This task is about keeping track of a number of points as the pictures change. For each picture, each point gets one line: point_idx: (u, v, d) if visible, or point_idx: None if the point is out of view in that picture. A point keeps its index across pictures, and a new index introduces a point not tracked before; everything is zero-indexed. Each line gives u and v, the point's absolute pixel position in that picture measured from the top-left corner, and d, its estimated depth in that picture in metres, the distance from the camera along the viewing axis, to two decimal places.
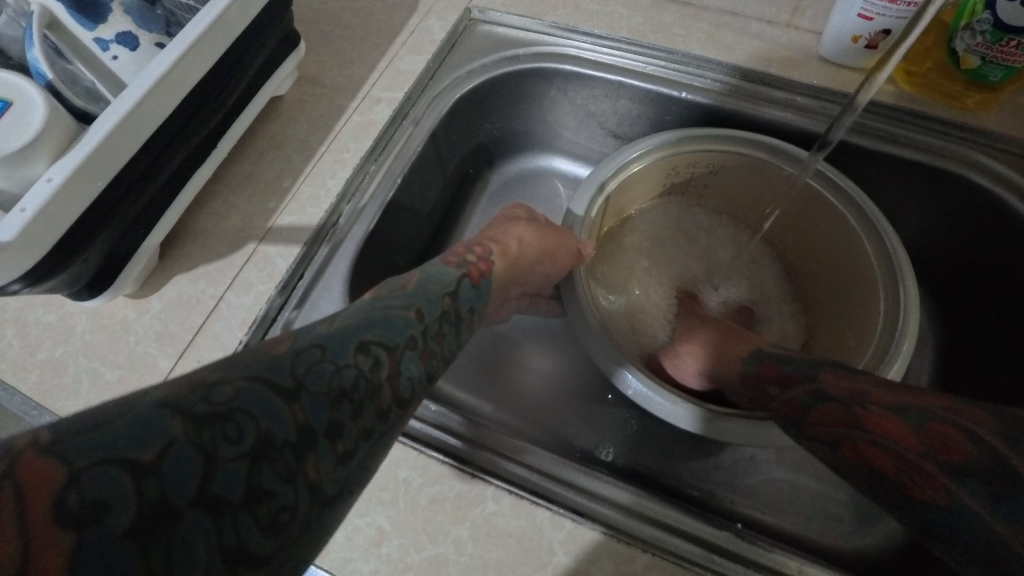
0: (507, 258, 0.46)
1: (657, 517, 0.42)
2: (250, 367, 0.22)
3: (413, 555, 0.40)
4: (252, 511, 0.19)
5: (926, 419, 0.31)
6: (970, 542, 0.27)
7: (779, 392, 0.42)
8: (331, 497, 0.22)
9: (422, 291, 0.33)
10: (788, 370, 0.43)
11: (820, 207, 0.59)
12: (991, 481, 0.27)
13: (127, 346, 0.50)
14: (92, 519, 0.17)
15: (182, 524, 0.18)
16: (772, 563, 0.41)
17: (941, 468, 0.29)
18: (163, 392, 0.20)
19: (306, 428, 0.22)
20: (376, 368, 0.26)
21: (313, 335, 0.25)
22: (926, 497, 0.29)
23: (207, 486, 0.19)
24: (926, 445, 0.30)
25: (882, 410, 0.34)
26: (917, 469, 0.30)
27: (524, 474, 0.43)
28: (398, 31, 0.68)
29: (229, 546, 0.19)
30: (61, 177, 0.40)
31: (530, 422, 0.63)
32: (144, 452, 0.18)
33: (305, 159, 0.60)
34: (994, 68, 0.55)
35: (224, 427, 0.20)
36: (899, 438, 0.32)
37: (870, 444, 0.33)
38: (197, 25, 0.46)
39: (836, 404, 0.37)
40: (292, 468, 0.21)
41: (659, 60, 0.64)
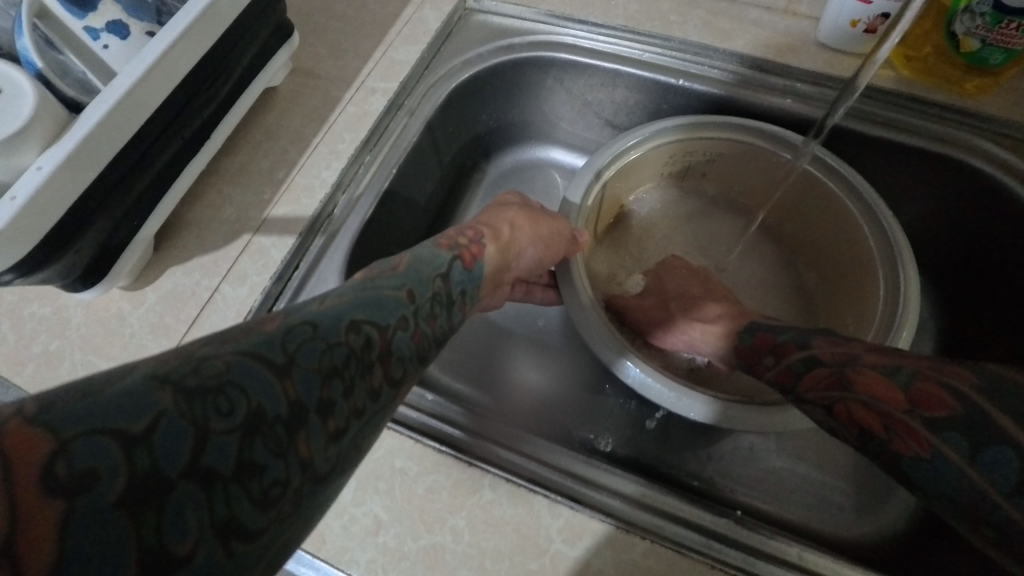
0: (499, 242, 0.45)
1: (661, 507, 0.41)
2: (240, 343, 0.22)
3: (409, 543, 0.40)
4: (244, 484, 0.19)
5: (913, 378, 0.32)
6: (958, 493, 0.28)
7: (774, 361, 0.44)
8: (323, 475, 0.22)
9: (413, 272, 0.33)
10: (783, 340, 0.45)
11: (818, 193, 0.59)
12: (968, 432, 0.28)
13: (123, 338, 0.50)
14: (82, 487, 0.16)
15: (172, 495, 0.17)
16: (771, 550, 0.40)
17: (925, 424, 0.30)
18: (155, 363, 0.19)
19: (298, 404, 0.21)
20: (367, 348, 0.25)
21: (304, 314, 0.25)
22: (910, 452, 0.31)
23: (199, 458, 0.18)
24: (911, 401, 0.31)
25: (874, 371, 0.35)
26: (900, 425, 0.32)
27: (522, 463, 0.42)
28: (393, 21, 0.68)
29: (220, 519, 0.18)
30: (51, 166, 0.40)
31: (528, 413, 0.63)
32: (134, 422, 0.18)
33: (299, 150, 0.60)
34: (994, 51, 0.54)
35: (215, 400, 0.19)
36: (886, 397, 0.33)
37: (859, 403, 0.35)
38: (187, 14, 0.46)
39: (826, 369, 0.39)
40: (283, 443, 0.21)
41: (656, 48, 0.64)
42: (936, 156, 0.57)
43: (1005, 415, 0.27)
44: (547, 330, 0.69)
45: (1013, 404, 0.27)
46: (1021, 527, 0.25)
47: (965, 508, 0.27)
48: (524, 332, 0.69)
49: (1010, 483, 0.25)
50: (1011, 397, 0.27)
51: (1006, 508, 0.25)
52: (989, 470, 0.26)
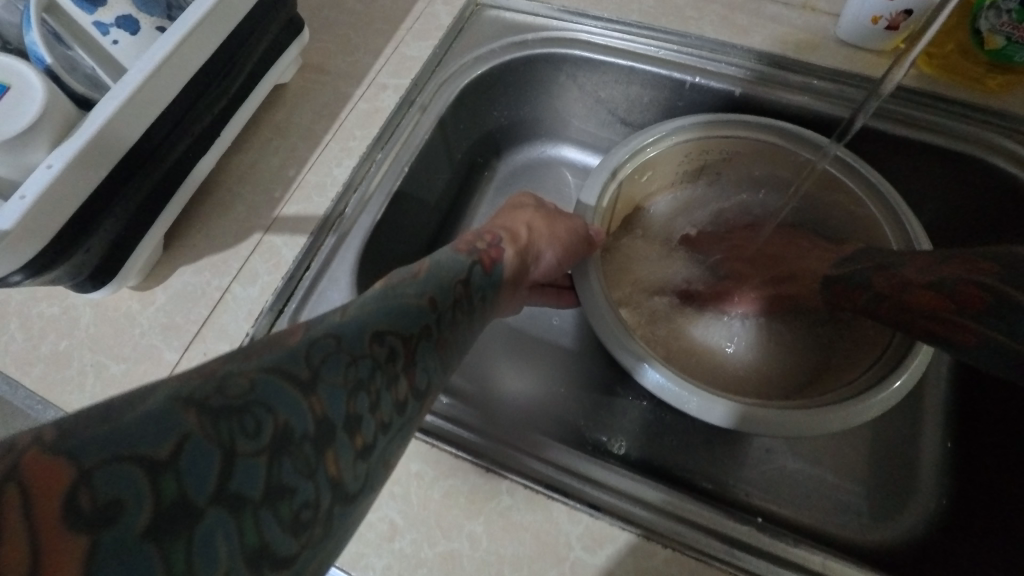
0: (517, 244, 0.44)
1: (682, 514, 0.40)
2: (263, 358, 0.21)
3: (426, 550, 0.39)
4: (274, 508, 0.18)
5: (947, 282, 0.42)
6: (1008, 359, 0.38)
7: (851, 302, 0.50)
8: (352, 493, 0.21)
9: (434, 277, 0.32)
10: (853, 281, 0.50)
11: (837, 194, 0.58)
12: (1007, 314, 0.38)
13: (132, 338, 0.49)
14: (107, 519, 0.15)
15: (202, 523, 0.17)
16: (795, 558, 0.40)
17: (969, 318, 0.40)
18: (177, 384, 0.19)
19: (325, 421, 0.21)
20: (391, 359, 0.25)
21: (327, 325, 0.24)
22: (966, 342, 0.40)
23: (226, 482, 0.17)
24: (957, 303, 0.41)
25: (922, 288, 0.43)
26: (955, 324, 0.41)
27: (539, 468, 0.42)
28: (404, 17, 0.67)
29: (252, 545, 0.18)
30: (61, 163, 0.39)
31: (541, 415, 0.62)
32: (159, 447, 0.17)
33: (310, 147, 0.59)
34: (1019, 48, 0.53)
35: (240, 419, 0.19)
36: (937, 304, 0.42)
37: (914, 320, 0.44)
38: (198, 8, 0.45)
39: (886, 299, 0.46)
40: (312, 463, 0.20)
41: (672, 44, 0.62)
42: (959, 156, 0.56)
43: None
44: (559, 331, 0.68)
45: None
46: None
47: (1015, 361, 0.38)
48: (536, 333, 0.68)
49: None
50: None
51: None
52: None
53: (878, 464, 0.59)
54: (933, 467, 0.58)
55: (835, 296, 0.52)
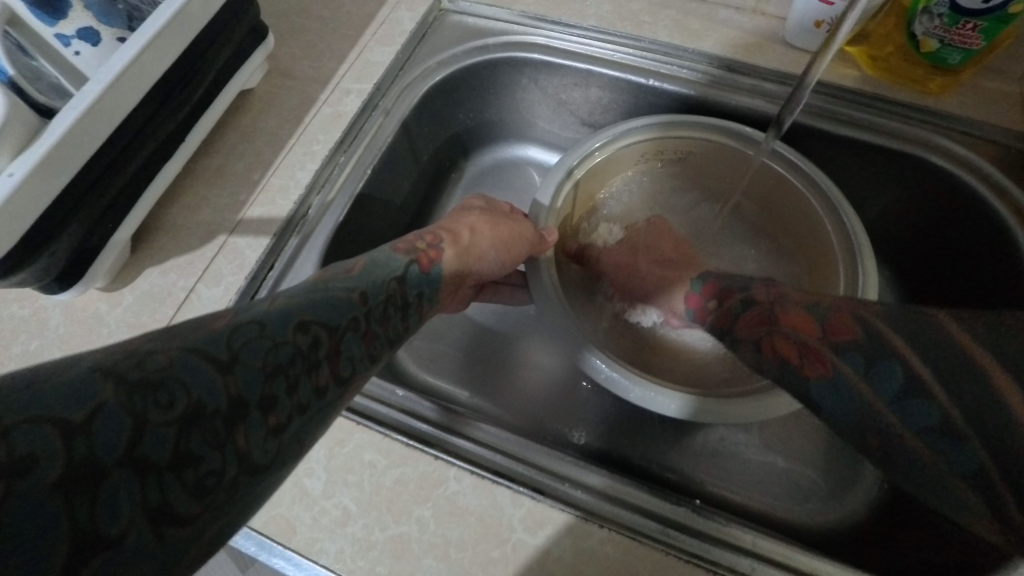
0: (458, 246, 0.47)
1: (622, 497, 0.43)
2: (186, 340, 0.23)
3: (377, 533, 0.42)
4: (179, 474, 0.21)
5: (830, 311, 0.44)
6: (841, 401, 0.39)
7: (719, 305, 0.54)
8: (262, 467, 0.24)
9: (367, 274, 0.34)
10: (727, 286, 0.55)
11: (783, 189, 0.60)
12: (863, 352, 0.39)
13: (100, 337, 0.51)
14: (20, 471, 0.18)
15: (108, 480, 0.19)
16: (728, 537, 0.42)
17: (831, 345, 0.42)
18: (100, 357, 0.21)
19: (238, 399, 0.23)
20: (314, 347, 0.27)
21: (254, 312, 0.26)
22: (815, 373, 0.42)
23: (135, 447, 0.20)
24: (824, 331, 0.43)
25: (796, 308, 0.47)
26: (810, 351, 0.43)
27: (487, 455, 0.44)
28: (369, 23, 0.69)
29: (154, 504, 0.20)
30: (23, 171, 0.40)
31: (505, 407, 0.65)
32: (74, 413, 0.19)
33: (275, 151, 0.60)
34: (953, 51, 0.56)
35: (156, 393, 0.21)
36: (804, 328, 0.44)
37: (781, 334, 0.46)
38: (157, 20, 0.47)
39: (760, 310, 0.49)
40: (221, 437, 0.22)
41: (627, 48, 0.65)
42: (901, 155, 0.59)
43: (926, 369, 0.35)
44: (523, 323, 0.71)
45: (932, 359, 0.35)
46: (895, 429, 0.36)
47: (863, 424, 0.38)
48: (498, 328, 0.70)
49: (928, 430, 0.34)
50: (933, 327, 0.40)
51: (900, 426, 0.36)
52: (881, 385, 0.37)
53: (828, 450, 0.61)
54: None
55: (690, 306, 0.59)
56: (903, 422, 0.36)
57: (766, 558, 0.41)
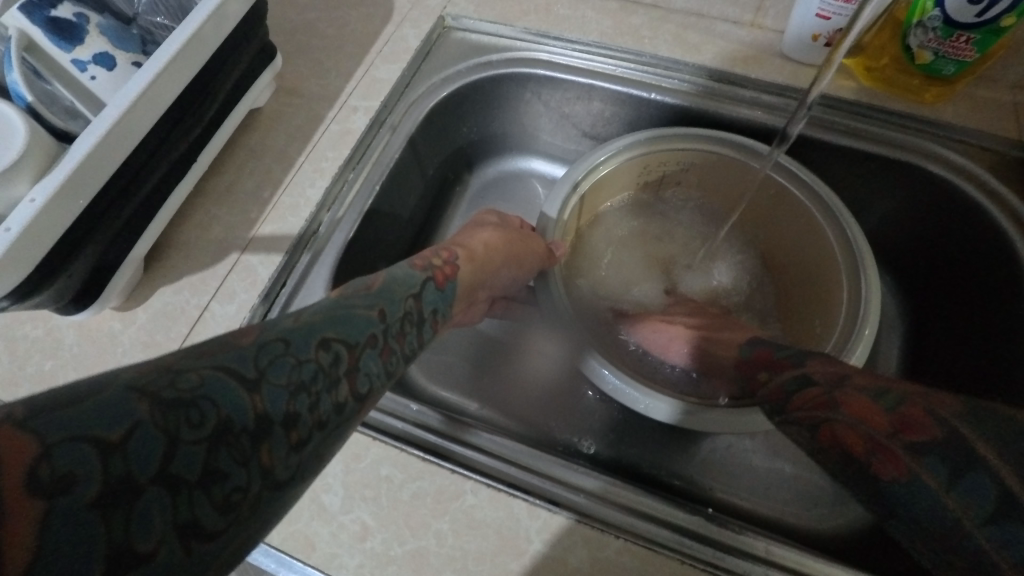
0: (474, 262, 0.48)
1: (620, 501, 0.44)
2: (215, 358, 0.24)
3: (396, 548, 0.42)
4: (208, 490, 0.21)
5: (901, 403, 0.34)
6: (921, 514, 0.29)
7: (771, 377, 0.46)
8: (283, 482, 0.24)
9: (387, 291, 0.35)
10: (784, 359, 0.46)
11: (783, 200, 0.62)
12: (948, 458, 0.29)
13: (114, 356, 0.51)
14: (61, 490, 0.18)
15: (141, 499, 0.20)
16: (742, 545, 0.42)
17: (906, 449, 0.31)
18: (134, 376, 0.22)
19: (264, 416, 0.24)
20: (335, 364, 0.28)
21: (279, 330, 0.27)
22: (888, 474, 0.31)
23: (168, 465, 0.20)
24: (894, 425, 0.33)
25: (860, 394, 0.37)
26: (881, 448, 0.33)
27: (501, 468, 0.45)
28: (374, 40, 0.70)
29: (184, 521, 0.20)
30: (44, 198, 0.41)
31: (513, 417, 0.65)
32: (112, 431, 0.20)
33: (284, 169, 0.61)
34: (947, 62, 0.57)
35: (187, 412, 0.22)
36: (869, 416, 0.34)
37: (846, 424, 0.35)
38: (171, 45, 0.48)
39: (818, 390, 0.40)
40: (246, 453, 0.23)
41: (628, 63, 0.66)
42: (898, 163, 0.60)
43: (988, 444, 0.28)
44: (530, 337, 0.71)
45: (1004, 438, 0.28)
46: (987, 556, 0.25)
47: (940, 537, 0.28)
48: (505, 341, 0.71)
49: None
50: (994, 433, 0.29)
51: (977, 537, 0.26)
52: (967, 495, 0.27)
53: None
54: None
55: (756, 365, 0.49)
56: (1004, 553, 0.25)
57: (780, 564, 0.42)
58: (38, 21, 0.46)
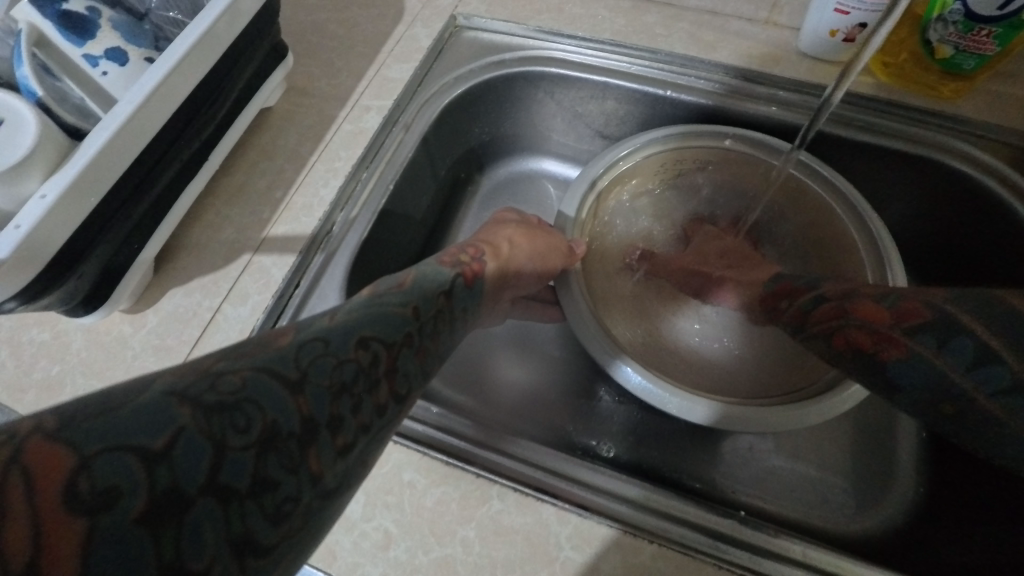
0: (499, 258, 0.47)
1: (660, 507, 0.42)
2: (255, 358, 0.23)
3: (421, 557, 0.41)
4: (258, 500, 0.20)
5: (897, 301, 0.41)
6: (917, 381, 0.39)
7: (789, 304, 0.52)
8: (332, 490, 0.23)
9: (418, 288, 0.34)
10: (799, 286, 0.52)
11: (804, 196, 0.61)
12: (937, 334, 0.38)
13: (124, 360, 0.50)
14: (105, 505, 0.17)
15: (191, 512, 0.18)
16: (777, 548, 0.41)
17: (904, 332, 0.40)
18: (172, 379, 0.20)
19: (310, 420, 0.22)
20: (374, 364, 0.27)
21: (316, 329, 0.26)
22: (890, 357, 0.40)
23: (216, 474, 0.19)
24: (895, 317, 0.41)
25: (869, 300, 0.43)
26: (882, 337, 0.41)
27: (527, 472, 0.43)
28: (385, 40, 0.69)
29: (236, 535, 0.19)
30: (55, 194, 0.40)
31: (529, 420, 0.64)
32: (154, 439, 0.18)
33: (296, 169, 0.60)
34: (967, 57, 0.57)
35: (232, 416, 0.20)
36: (874, 318, 0.42)
37: (852, 326, 0.43)
38: (185, 40, 0.47)
39: (829, 304, 0.46)
40: (296, 459, 0.21)
41: (643, 60, 0.65)
42: (918, 159, 0.59)
43: (969, 316, 0.36)
44: (549, 339, 0.70)
45: (977, 309, 0.36)
46: (971, 395, 0.35)
47: (932, 391, 0.38)
48: (522, 342, 0.70)
49: (999, 392, 0.34)
50: (975, 304, 0.36)
51: (963, 384, 0.36)
52: (955, 356, 0.36)
53: (860, 458, 0.60)
54: (913, 459, 0.60)
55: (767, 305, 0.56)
56: (980, 390, 0.35)
57: (818, 568, 0.40)
58: (51, 15, 0.46)
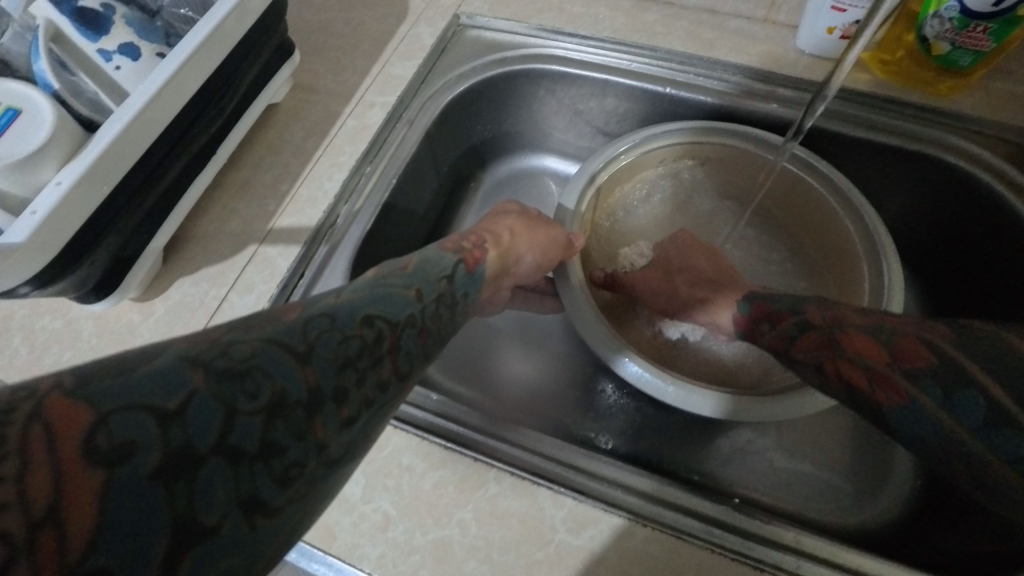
0: (499, 248, 0.48)
1: (674, 500, 0.42)
2: (263, 331, 0.24)
3: (419, 538, 0.41)
4: (267, 463, 0.21)
5: (894, 337, 0.37)
6: (926, 433, 0.33)
7: (771, 327, 0.48)
8: (336, 459, 0.24)
9: (420, 272, 0.35)
10: (777, 308, 0.49)
11: (801, 191, 0.62)
12: (941, 380, 0.32)
13: (133, 347, 0.51)
14: (120, 459, 0.18)
15: (203, 470, 0.19)
16: (770, 534, 0.41)
17: (905, 374, 0.35)
18: (185, 346, 0.21)
19: (316, 389, 0.23)
20: (378, 341, 0.28)
21: (322, 305, 0.27)
22: (889, 401, 0.35)
23: (227, 436, 0.20)
24: (892, 356, 0.36)
25: (861, 332, 0.39)
26: (879, 376, 0.36)
27: (525, 457, 0.44)
28: (390, 38, 0.70)
29: (245, 494, 0.20)
30: (69, 181, 0.41)
31: (527, 410, 0.64)
32: (169, 400, 0.19)
33: (302, 163, 0.62)
34: (963, 54, 0.57)
35: (243, 382, 0.21)
36: (869, 353, 0.38)
37: (846, 360, 0.39)
38: (196, 35, 0.48)
39: (816, 333, 0.43)
40: (302, 427, 0.22)
41: (642, 58, 0.66)
42: (915, 155, 0.60)
43: (978, 365, 0.31)
44: (548, 332, 0.71)
45: (988, 358, 0.31)
46: (984, 459, 0.29)
47: (943, 449, 0.32)
48: (520, 334, 0.71)
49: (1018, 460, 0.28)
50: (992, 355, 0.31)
51: (976, 446, 0.30)
52: (960, 412, 0.31)
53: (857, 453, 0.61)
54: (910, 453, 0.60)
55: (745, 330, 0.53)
56: (995, 454, 0.29)
57: (811, 556, 0.41)
58: (66, 12, 0.48)
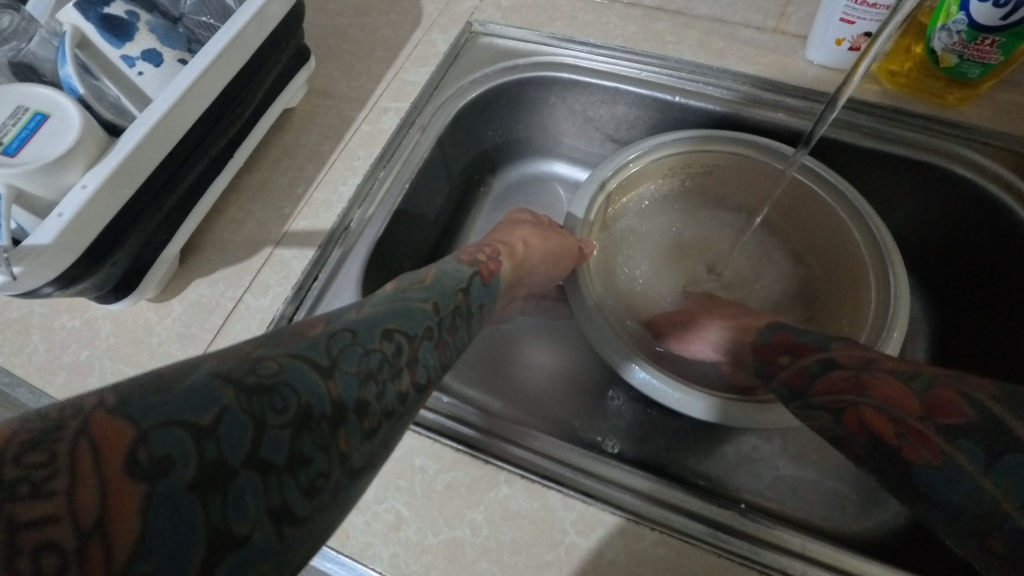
0: (513, 258, 0.49)
1: (681, 505, 0.43)
2: (290, 346, 0.25)
3: (431, 538, 0.42)
4: (294, 475, 0.22)
5: (929, 386, 0.35)
6: (956, 498, 0.30)
7: (791, 362, 0.46)
8: (358, 469, 0.24)
9: (437, 284, 0.36)
10: (801, 342, 0.47)
11: (809, 200, 0.62)
12: (981, 438, 0.30)
13: (150, 347, 0.52)
14: (161, 472, 0.19)
15: (234, 482, 0.20)
16: (777, 540, 0.42)
17: (936, 429, 0.32)
18: (217, 363, 0.22)
19: (339, 403, 0.24)
20: (397, 354, 0.28)
21: (344, 321, 0.28)
22: (920, 458, 0.33)
23: (257, 449, 0.21)
24: (925, 408, 0.34)
25: (889, 377, 0.38)
26: (911, 430, 0.34)
27: (534, 459, 0.45)
28: (404, 45, 0.71)
29: (274, 504, 0.21)
30: (95, 184, 0.42)
31: (535, 414, 0.65)
32: (203, 416, 0.20)
33: (317, 167, 0.63)
34: (972, 65, 0.58)
35: (270, 398, 0.22)
36: (899, 402, 0.35)
37: (872, 408, 0.37)
38: (218, 42, 0.49)
39: (844, 372, 0.40)
40: (327, 439, 0.23)
41: (653, 67, 0.67)
42: (924, 166, 0.60)
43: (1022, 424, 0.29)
44: (557, 336, 0.72)
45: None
46: None
47: (973, 515, 0.29)
48: (530, 338, 0.72)
49: None
50: None
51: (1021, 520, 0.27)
52: (1006, 478, 0.28)
53: None
54: None
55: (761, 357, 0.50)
56: None
57: (818, 563, 0.41)
58: (93, 18, 0.49)
